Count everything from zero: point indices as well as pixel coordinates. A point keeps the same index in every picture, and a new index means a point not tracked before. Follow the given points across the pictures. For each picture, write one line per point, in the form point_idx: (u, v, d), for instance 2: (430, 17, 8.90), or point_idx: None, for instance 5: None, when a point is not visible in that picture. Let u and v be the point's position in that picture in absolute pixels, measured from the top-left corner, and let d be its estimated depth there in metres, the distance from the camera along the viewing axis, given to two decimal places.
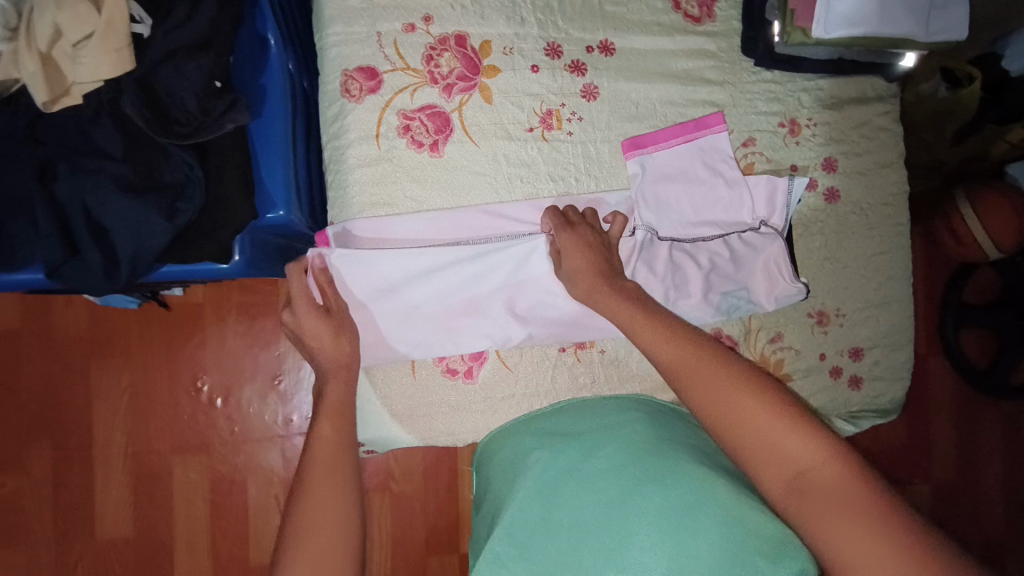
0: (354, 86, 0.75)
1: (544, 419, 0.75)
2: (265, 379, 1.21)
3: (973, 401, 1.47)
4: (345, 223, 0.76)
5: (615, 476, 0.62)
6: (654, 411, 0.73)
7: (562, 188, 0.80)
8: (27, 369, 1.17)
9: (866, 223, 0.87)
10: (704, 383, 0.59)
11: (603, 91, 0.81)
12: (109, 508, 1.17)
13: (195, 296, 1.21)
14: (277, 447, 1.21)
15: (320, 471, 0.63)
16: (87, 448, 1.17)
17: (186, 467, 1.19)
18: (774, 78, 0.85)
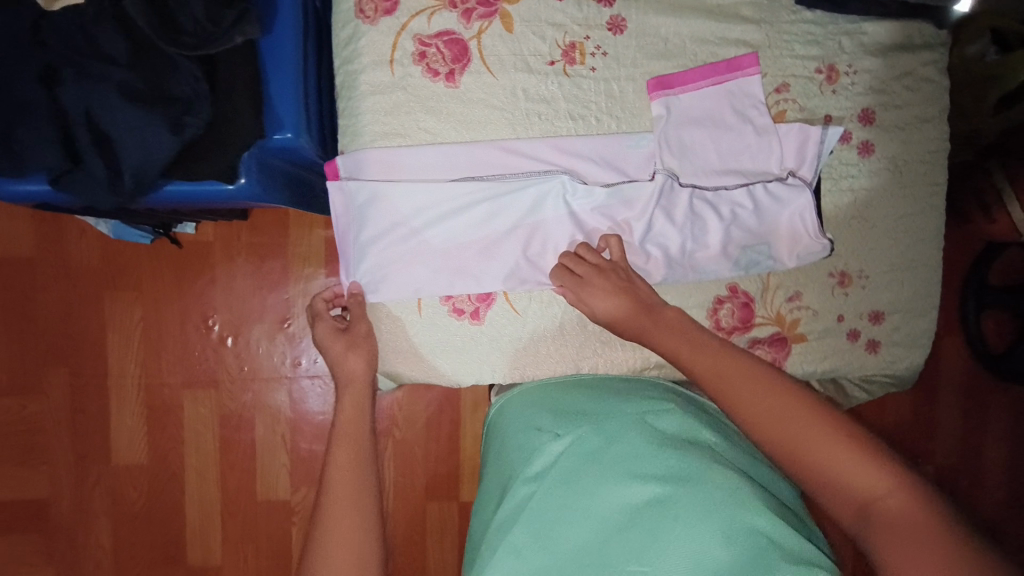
0: (368, 6, 0.72)
1: (561, 395, 0.78)
2: (274, 320, 1.21)
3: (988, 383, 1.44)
4: (355, 151, 0.74)
5: (638, 464, 0.65)
6: (669, 393, 0.78)
7: (582, 127, 0.77)
8: (44, 297, 1.18)
9: (899, 180, 0.82)
10: (736, 392, 0.62)
11: (630, 24, 0.77)
12: (123, 436, 1.20)
13: (207, 233, 1.21)
14: (283, 387, 1.22)
15: (347, 427, 0.72)
16: (102, 378, 1.20)
17: (196, 402, 1.21)
18: (815, 19, 0.80)
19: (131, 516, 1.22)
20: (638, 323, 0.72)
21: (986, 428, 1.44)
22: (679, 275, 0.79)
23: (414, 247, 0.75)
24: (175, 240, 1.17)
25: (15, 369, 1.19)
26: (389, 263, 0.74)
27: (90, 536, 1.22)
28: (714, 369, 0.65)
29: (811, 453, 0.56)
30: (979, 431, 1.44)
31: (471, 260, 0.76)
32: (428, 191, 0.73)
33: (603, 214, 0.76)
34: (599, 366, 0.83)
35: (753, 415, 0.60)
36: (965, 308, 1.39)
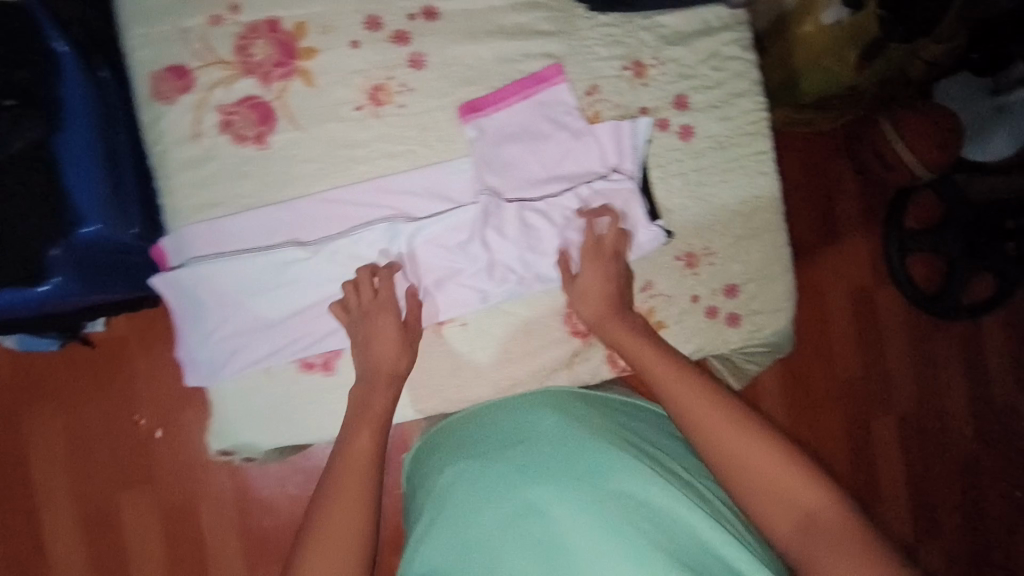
0: (165, 87, 0.74)
1: (464, 423, 0.80)
2: (202, 403, 1.18)
3: None
4: (177, 229, 0.76)
5: (537, 474, 0.69)
6: (559, 395, 0.81)
7: (401, 163, 0.79)
8: None
9: (725, 156, 0.84)
10: (684, 403, 0.69)
11: (431, 58, 0.79)
12: (61, 556, 1.15)
13: (119, 328, 1.18)
14: (223, 469, 1.19)
15: (356, 451, 0.69)
16: (24, 499, 1.14)
17: (135, 504, 1.17)
18: (611, 20, 0.82)
19: None
20: (602, 314, 0.77)
21: None
22: (524, 286, 0.81)
23: (253, 321, 0.78)
24: (85, 341, 1.15)
25: None
26: (229, 338, 0.78)
27: None
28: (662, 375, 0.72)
29: (732, 452, 0.65)
30: None
31: (310, 326, 0.79)
32: (254, 262, 0.76)
33: (432, 247, 0.79)
34: (475, 391, 0.84)
35: (701, 422, 0.68)
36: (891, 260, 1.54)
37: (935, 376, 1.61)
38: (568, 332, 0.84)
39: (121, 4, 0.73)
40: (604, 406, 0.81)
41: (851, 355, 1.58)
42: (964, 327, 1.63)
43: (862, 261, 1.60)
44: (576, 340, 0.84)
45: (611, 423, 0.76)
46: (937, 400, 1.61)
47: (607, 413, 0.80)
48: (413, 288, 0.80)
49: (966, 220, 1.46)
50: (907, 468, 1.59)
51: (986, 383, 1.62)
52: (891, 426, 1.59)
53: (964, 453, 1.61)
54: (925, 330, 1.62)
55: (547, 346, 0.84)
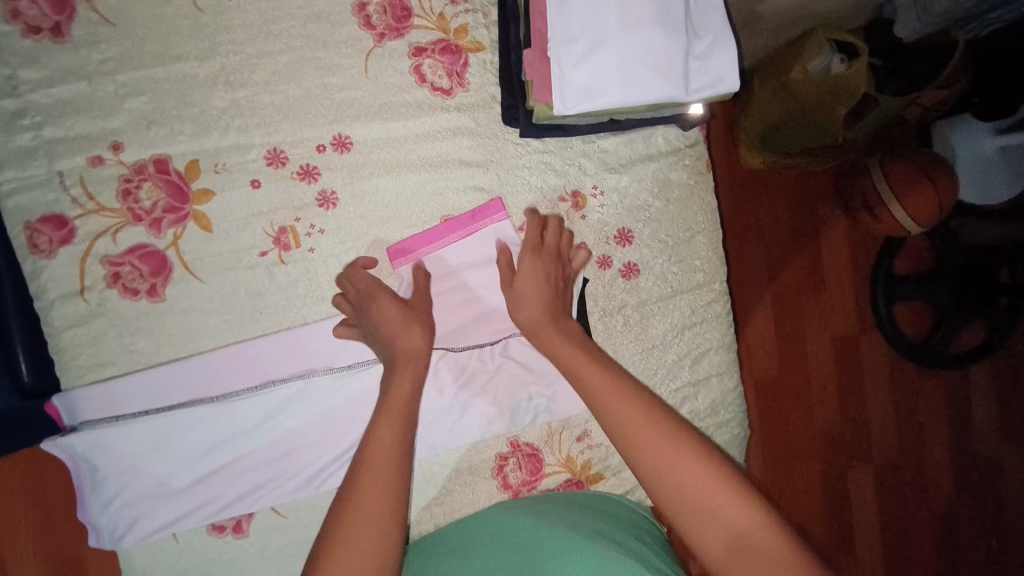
0: (40, 240, 0.66)
1: (425, 540, 0.71)
2: None
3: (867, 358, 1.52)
4: (68, 391, 0.68)
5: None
6: (536, 499, 0.73)
7: (309, 312, 0.71)
8: None
9: (672, 293, 0.77)
10: (645, 446, 0.56)
11: (342, 196, 0.71)
12: None
13: None
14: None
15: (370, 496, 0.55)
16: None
17: None
18: (547, 146, 0.74)
19: None
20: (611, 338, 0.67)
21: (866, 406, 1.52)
22: (450, 443, 0.74)
23: (151, 478, 0.69)
24: None
25: None
26: (128, 500, 0.69)
27: None
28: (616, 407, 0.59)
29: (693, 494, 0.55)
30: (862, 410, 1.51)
31: (214, 480, 0.70)
32: (157, 420, 0.69)
33: (353, 404, 0.72)
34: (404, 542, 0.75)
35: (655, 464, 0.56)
36: (877, 308, 1.48)
37: (918, 429, 1.54)
38: (497, 488, 0.76)
39: None
40: (580, 501, 0.73)
41: (833, 410, 1.50)
42: (952, 378, 1.55)
43: (846, 309, 1.51)
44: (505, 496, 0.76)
45: (564, 512, 0.70)
46: (919, 451, 1.54)
47: (584, 507, 0.72)
48: (330, 441, 0.72)
49: (958, 269, 1.44)
50: (882, 518, 1.52)
51: (971, 437, 1.55)
52: (869, 478, 1.51)
53: (942, 504, 1.54)
54: (911, 382, 1.54)
55: (476, 504, 0.76)
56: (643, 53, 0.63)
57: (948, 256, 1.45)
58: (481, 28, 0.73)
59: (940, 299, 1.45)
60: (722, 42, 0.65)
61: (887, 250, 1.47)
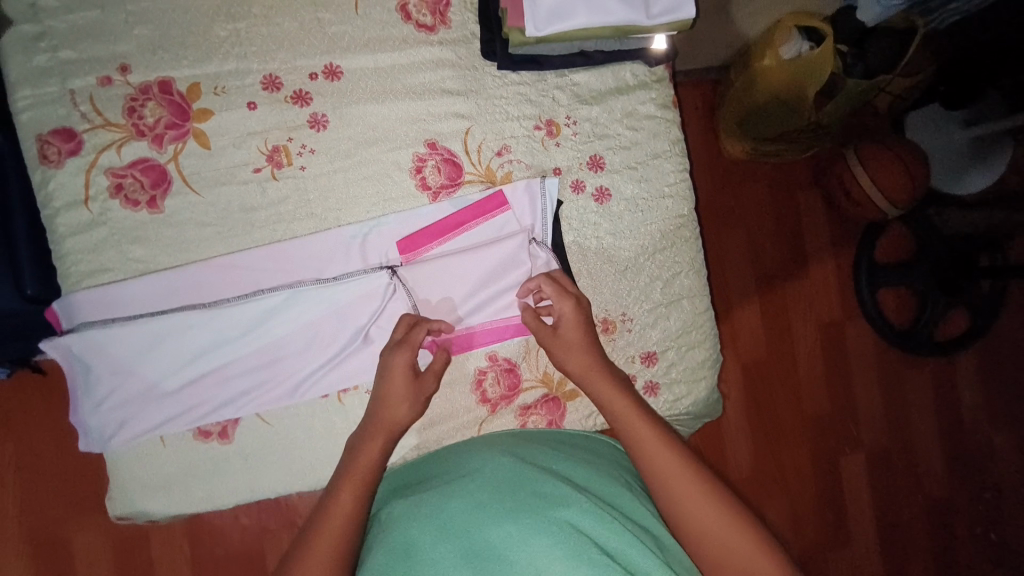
0: (50, 150, 0.71)
1: (409, 472, 0.73)
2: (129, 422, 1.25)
3: (856, 344, 1.51)
4: (69, 294, 0.72)
5: (489, 511, 0.60)
6: (517, 437, 0.74)
7: (298, 226, 0.76)
8: None
9: (643, 219, 0.82)
10: (633, 430, 0.67)
11: (332, 119, 0.76)
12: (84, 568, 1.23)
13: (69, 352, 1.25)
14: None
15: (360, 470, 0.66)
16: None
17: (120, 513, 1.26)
18: (523, 79, 0.80)
19: None
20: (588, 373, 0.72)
21: (854, 393, 1.50)
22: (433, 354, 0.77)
23: (142, 382, 0.73)
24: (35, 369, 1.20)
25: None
26: (121, 402, 0.73)
27: None
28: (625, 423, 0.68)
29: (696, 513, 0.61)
30: (849, 395, 1.50)
31: (203, 385, 0.74)
32: (151, 326, 0.72)
33: (337, 316, 0.76)
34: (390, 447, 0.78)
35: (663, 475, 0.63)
36: (861, 295, 1.48)
37: (907, 416, 1.52)
38: (475, 399, 0.79)
39: (6, 65, 0.71)
40: (562, 446, 0.73)
41: (822, 392, 1.49)
42: (940, 365, 1.54)
43: (831, 293, 1.51)
44: (484, 408, 0.79)
45: (551, 456, 0.69)
46: (909, 436, 1.52)
47: (568, 452, 0.71)
48: (314, 349, 0.76)
49: (937, 256, 1.43)
50: (876, 504, 1.49)
51: (961, 426, 1.53)
52: (859, 464, 1.49)
53: (936, 492, 1.51)
54: (898, 369, 1.53)
55: (455, 416, 0.79)
56: None
57: (928, 243, 1.45)
58: None
59: (921, 285, 1.45)
60: None
61: (867, 238, 1.48)
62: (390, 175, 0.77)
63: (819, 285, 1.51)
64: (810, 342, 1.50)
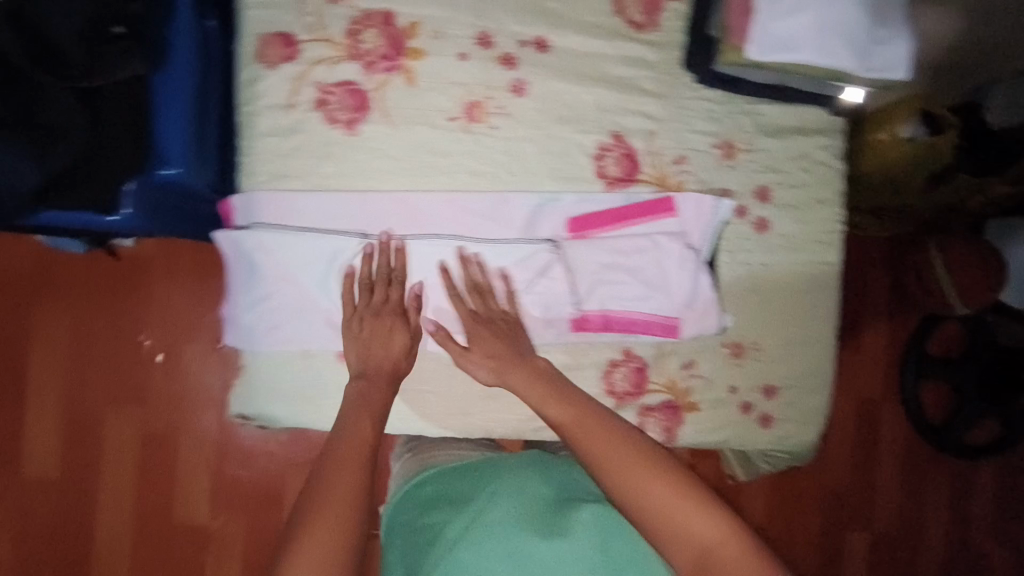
0: (269, 52, 0.73)
1: (434, 480, 0.85)
2: (205, 342, 1.32)
3: (895, 427, 1.52)
4: (249, 192, 0.75)
5: (495, 551, 0.71)
6: (529, 460, 0.86)
7: (480, 183, 0.78)
8: (10, 346, 1.29)
9: (794, 257, 0.84)
10: (592, 449, 0.67)
11: (533, 87, 0.78)
12: (112, 455, 1.30)
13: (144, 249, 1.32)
14: (213, 411, 1.32)
15: (344, 446, 0.64)
16: (18, 389, 1.28)
17: (122, 420, 1.30)
18: (715, 97, 0.82)
19: (137, 530, 1.30)
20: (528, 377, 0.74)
21: (876, 475, 1.51)
22: (573, 334, 0.81)
23: (297, 291, 0.75)
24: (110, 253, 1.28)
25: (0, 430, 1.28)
26: (273, 307, 0.75)
27: (95, 553, 1.30)
28: (599, 451, 0.67)
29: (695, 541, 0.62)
30: (871, 475, 1.51)
31: (351, 308, 0.77)
32: (319, 241, 0.75)
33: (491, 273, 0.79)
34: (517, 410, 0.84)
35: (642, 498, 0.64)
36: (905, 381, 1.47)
37: (919, 506, 1.53)
38: (603, 387, 0.82)
39: None
40: (561, 473, 0.84)
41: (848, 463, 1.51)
42: (962, 465, 1.54)
43: (877, 373, 1.52)
44: (610, 398, 0.82)
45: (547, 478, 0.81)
46: (921, 528, 1.53)
47: (560, 475, 0.83)
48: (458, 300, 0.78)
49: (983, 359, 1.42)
50: None
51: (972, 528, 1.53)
52: (865, 543, 1.51)
53: None
54: (921, 458, 1.54)
55: None
56: (840, 25, 0.71)
57: (979, 349, 1.39)
58: None
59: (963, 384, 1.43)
60: (901, 34, 0.73)
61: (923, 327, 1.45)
62: (572, 155, 0.79)
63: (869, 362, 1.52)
64: (851, 416, 1.51)
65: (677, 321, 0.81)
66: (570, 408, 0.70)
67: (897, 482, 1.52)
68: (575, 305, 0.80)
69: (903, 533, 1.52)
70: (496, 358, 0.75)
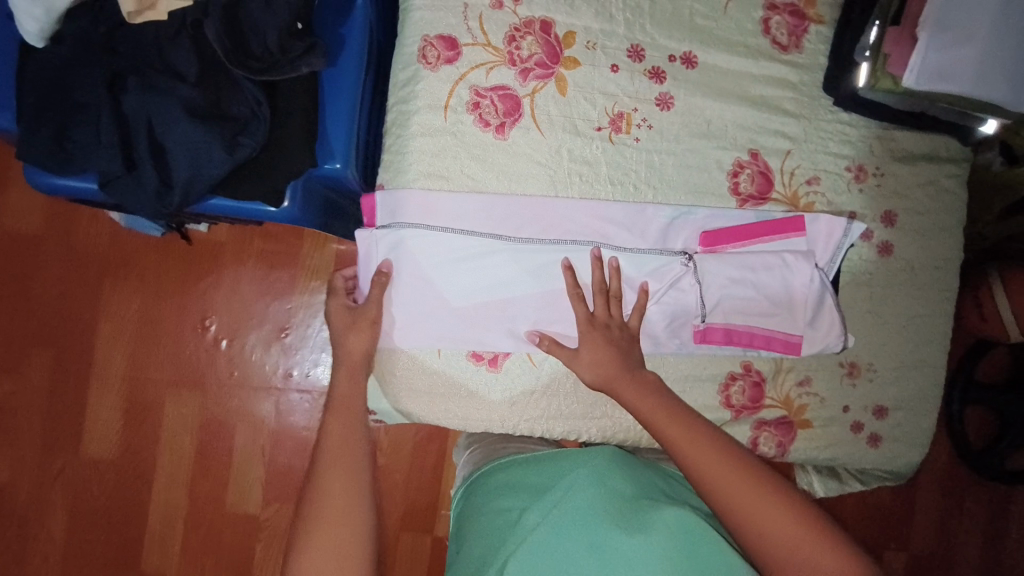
0: (431, 53, 0.74)
1: (508, 468, 0.81)
2: (272, 330, 1.33)
3: (944, 454, 1.52)
4: (396, 190, 0.76)
5: (579, 545, 0.67)
6: (623, 458, 0.79)
7: (619, 193, 0.79)
8: (85, 319, 1.31)
9: (914, 282, 0.85)
10: (697, 460, 0.69)
11: (678, 102, 0.80)
12: (170, 435, 1.31)
13: (219, 235, 1.34)
14: (271, 399, 1.33)
15: (334, 453, 0.70)
16: (88, 364, 1.30)
17: (179, 402, 1.32)
18: (849, 120, 0.84)
19: (187, 511, 1.32)
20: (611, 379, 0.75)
21: (917, 498, 1.52)
22: (696, 348, 0.81)
23: (432, 288, 0.76)
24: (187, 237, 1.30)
25: (70, 401, 1.30)
26: (406, 301, 0.76)
27: (146, 530, 1.31)
28: (706, 463, 0.69)
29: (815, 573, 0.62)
30: (912, 497, 1.52)
31: (482, 310, 0.77)
32: (459, 241, 0.76)
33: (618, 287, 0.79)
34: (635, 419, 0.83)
35: (750, 511, 0.65)
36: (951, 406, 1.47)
37: (956, 531, 1.52)
38: (720, 401, 0.83)
39: None
40: (648, 471, 0.80)
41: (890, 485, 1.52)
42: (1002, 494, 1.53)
43: None
44: (728, 411, 0.83)
45: (635, 473, 0.77)
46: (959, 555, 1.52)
47: (645, 472, 0.78)
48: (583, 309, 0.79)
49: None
50: None
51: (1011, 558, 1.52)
52: (902, 563, 1.51)
53: None
54: (960, 484, 1.53)
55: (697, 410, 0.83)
56: (1001, 59, 0.71)
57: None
58: (827, 6, 0.83)
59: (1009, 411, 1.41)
60: None
61: (972, 353, 1.45)
62: (709, 170, 0.81)
63: None
64: None
65: (800, 339, 0.81)
66: (684, 429, 0.72)
67: (940, 509, 1.52)
68: (700, 318, 0.79)
69: (943, 560, 1.53)
70: (604, 366, 0.75)
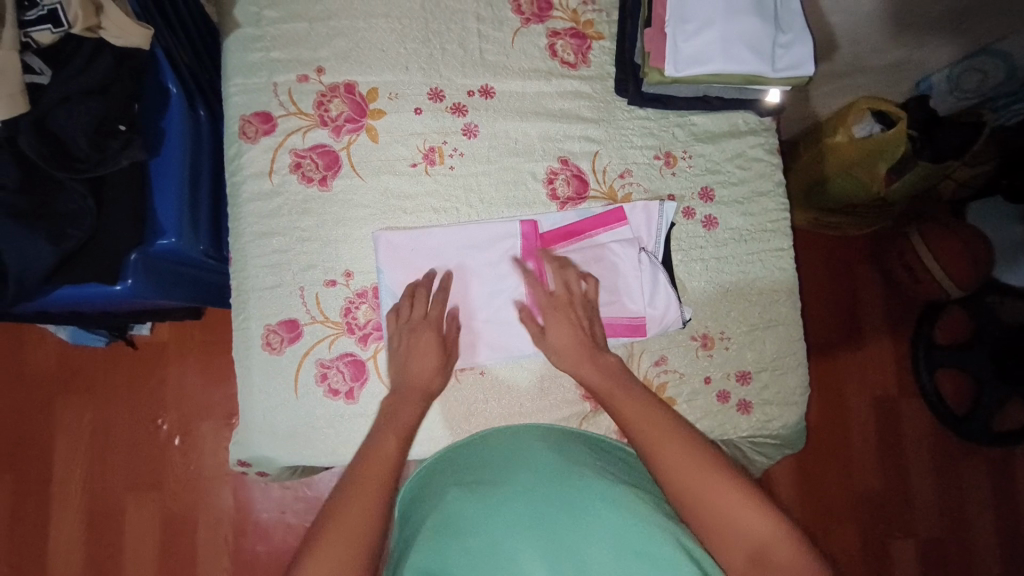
0: (250, 129, 0.84)
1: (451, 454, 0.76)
2: (221, 419, 1.37)
3: (926, 426, 1.42)
4: (239, 252, 0.84)
5: (532, 546, 0.59)
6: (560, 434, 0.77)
7: (444, 218, 0.86)
8: (36, 438, 1.34)
9: (746, 248, 0.89)
10: (675, 458, 0.69)
11: (483, 129, 0.88)
12: (134, 542, 1.32)
13: (161, 334, 1.39)
14: (229, 487, 1.35)
15: (366, 472, 0.69)
16: (46, 484, 1.32)
17: (139, 505, 1.33)
18: (648, 115, 0.91)
19: None
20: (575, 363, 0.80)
21: (910, 473, 1.41)
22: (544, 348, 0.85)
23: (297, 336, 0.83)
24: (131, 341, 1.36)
25: (31, 521, 1.31)
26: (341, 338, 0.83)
27: None
28: (679, 460, 0.69)
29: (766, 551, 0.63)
30: (905, 475, 1.41)
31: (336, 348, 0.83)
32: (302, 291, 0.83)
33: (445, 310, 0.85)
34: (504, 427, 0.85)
35: (717, 512, 0.65)
36: (918, 374, 1.41)
37: (961, 503, 1.41)
38: (579, 393, 0.86)
39: (228, 59, 0.86)
40: (597, 448, 0.76)
41: (873, 465, 1.41)
42: (997, 455, 1.42)
43: (887, 368, 1.44)
44: (588, 402, 0.86)
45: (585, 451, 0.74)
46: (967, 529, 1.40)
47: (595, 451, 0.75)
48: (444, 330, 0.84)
49: (996, 342, 1.34)
50: None
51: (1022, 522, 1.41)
52: (911, 553, 1.38)
53: None
54: (954, 455, 1.42)
55: (559, 406, 0.86)
56: (739, 37, 0.80)
57: (984, 330, 1.36)
58: (605, 23, 0.93)
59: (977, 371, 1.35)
60: (802, 37, 0.81)
61: (926, 318, 1.41)
62: (525, 183, 0.88)
63: (876, 367, 1.44)
64: (865, 418, 1.42)
65: (642, 319, 0.85)
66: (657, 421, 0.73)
67: (940, 485, 1.41)
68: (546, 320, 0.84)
69: (959, 540, 1.40)
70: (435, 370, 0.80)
